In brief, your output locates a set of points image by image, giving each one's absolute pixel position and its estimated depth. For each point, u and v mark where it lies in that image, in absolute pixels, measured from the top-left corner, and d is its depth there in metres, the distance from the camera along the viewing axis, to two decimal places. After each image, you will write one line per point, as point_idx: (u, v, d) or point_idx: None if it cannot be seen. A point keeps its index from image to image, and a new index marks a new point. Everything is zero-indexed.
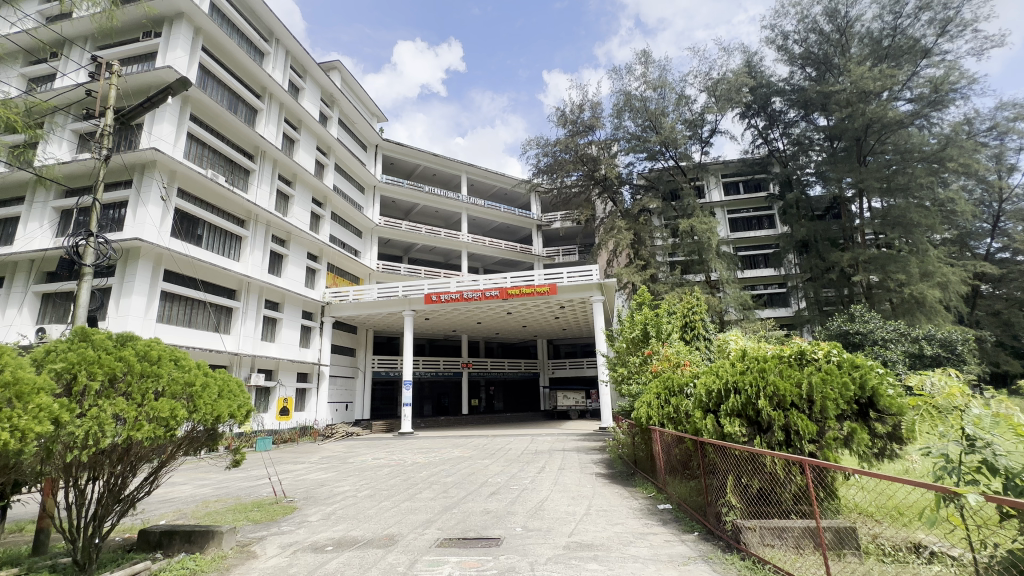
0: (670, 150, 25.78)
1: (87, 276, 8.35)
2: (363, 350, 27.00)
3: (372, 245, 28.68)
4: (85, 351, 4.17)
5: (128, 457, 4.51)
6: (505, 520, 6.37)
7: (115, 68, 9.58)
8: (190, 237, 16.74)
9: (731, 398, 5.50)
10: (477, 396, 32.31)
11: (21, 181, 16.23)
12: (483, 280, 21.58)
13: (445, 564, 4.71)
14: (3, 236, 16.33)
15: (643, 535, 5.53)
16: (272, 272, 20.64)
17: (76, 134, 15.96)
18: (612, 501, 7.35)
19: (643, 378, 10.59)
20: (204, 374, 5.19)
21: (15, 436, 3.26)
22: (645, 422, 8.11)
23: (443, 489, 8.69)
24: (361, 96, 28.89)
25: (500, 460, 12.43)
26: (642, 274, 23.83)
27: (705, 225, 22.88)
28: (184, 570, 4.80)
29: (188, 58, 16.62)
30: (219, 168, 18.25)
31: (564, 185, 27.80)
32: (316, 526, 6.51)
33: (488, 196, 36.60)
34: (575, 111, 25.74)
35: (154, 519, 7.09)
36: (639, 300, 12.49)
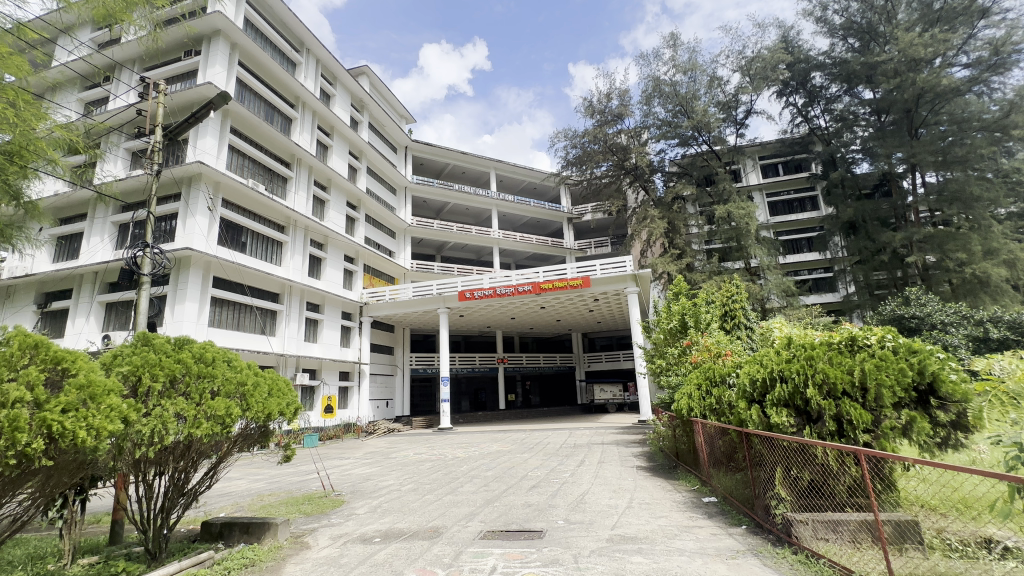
0: (703, 135, 25.06)
1: (145, 284, 8.83)
2: (400, 349, 27.50)
3: (405, 245, 29.26)
4: (147, 355, 4.44)
5: (189, 454, 4.82)
6: (547, 513, 6.37)
7: (161, 86, 9.94)
8: (235, 244, 17.54)
9: (777, 388, 5.31)
10: (514, 392, 32.52)
11: (84, 201, 17.47)
12: (515, 275, 21.53)
13: (490, 556, 4.77)
14: (70, 250, 17.60)
15: (688, 528, 5.42)
16: (312, 275, 21.38)
17: (129, 151, 16.96)
18: (655, 494, 7.23)
19: (682, 370, 10.38)
20: (254, 374, 5.46)
21: (90, 434, 3.43)
22: (686, 414, 7.97)
23: (484, 483, 8.79)
24: (390, 99, 29.41)
25: (539, 454, 12.45)
26: (677, 263, 23.31)
27: (742, 210, 22.13)
28: (244, 559, 5.04)
29: (226, 73, 17.35)
30: (259, 177, 19.01)
31: (594, 176, 27.27)
32: (363, 518, 6.73)
33: (518, 191, 36.51)
34: (603, 100, 25.32)
35: (215, 511, 7.51)
36: (676, 290, 12.19)
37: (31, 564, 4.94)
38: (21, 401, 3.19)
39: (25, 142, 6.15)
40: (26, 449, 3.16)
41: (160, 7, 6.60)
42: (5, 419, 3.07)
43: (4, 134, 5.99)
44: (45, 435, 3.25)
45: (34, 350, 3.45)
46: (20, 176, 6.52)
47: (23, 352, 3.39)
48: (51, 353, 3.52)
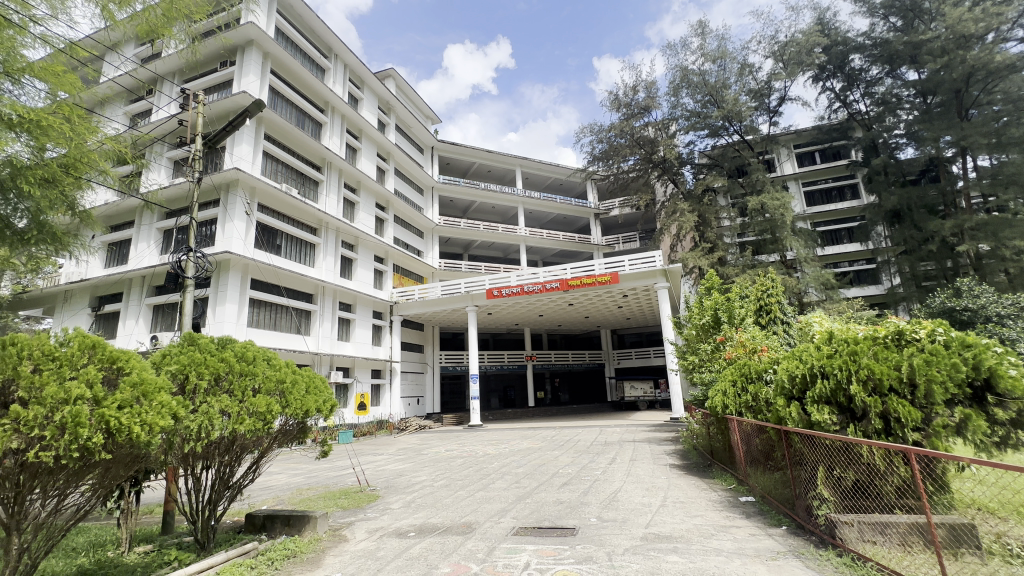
0: (734, 124, 24.38)
1: (189, 286, 9.23)
2: (430, 347, 27.87)
3: (433, 244, 29.60)
4: (194, 354, 4.65)
5: (234, 448, 5.04)
6: (579, 511, 6.35)
7: (200, 96, 10.33)
8: (271, 247, 18.15)
9: (818, 384, 5.12)
10: (543, 389, 32.53)
11: (132, 209, 18.43)
12: (543, 272, 21.48)
13: (523, 552, 4.78)
14: (120, 256, 18.60)
15: (726, 528, 5.30)
16: (344, 275, 21.92)
17: (171, 160, 17.75)
18: (690, 492, 7.11)
19: (716, 366, 10.14)
20: (293, 371, 5.67)
21: (144, 430, 3.62)
22: (721, 412, 7.78)
23: (516, 479, 8.83)
24: (416, 101, 29.78)
25: (569, 451, 12.42)
26: (709, 257, 22.73)
27: (777, 201, 21.40)
28: (286, 550, 5.23)
29: (259, 82, 17.93)
30: (292, 182, 19.60)
31: (621, 170, 26.84)
32: (398, 513, 6.88)
33: (544, 188, 36.37)
34: (629, 93, 24.92)
35: (258, 504, 7.83)
36: (708, 285, 11.91)
37: (93, 551, 5.29)
38: (83, 398, 3.40)
39: (79, 155, 6.49)
40: (88, 444, 3.36)
41: (198, 21, 6.85)
42: (68, 414, 3.28)
43: (61, 148, 6.34)
44: (104, 429, 3.45)
45: (92, 350, 3.67)
46: (75, 187, 6.89)
47: (83, 351, 3.61)
48: (107, 353, 3.74)
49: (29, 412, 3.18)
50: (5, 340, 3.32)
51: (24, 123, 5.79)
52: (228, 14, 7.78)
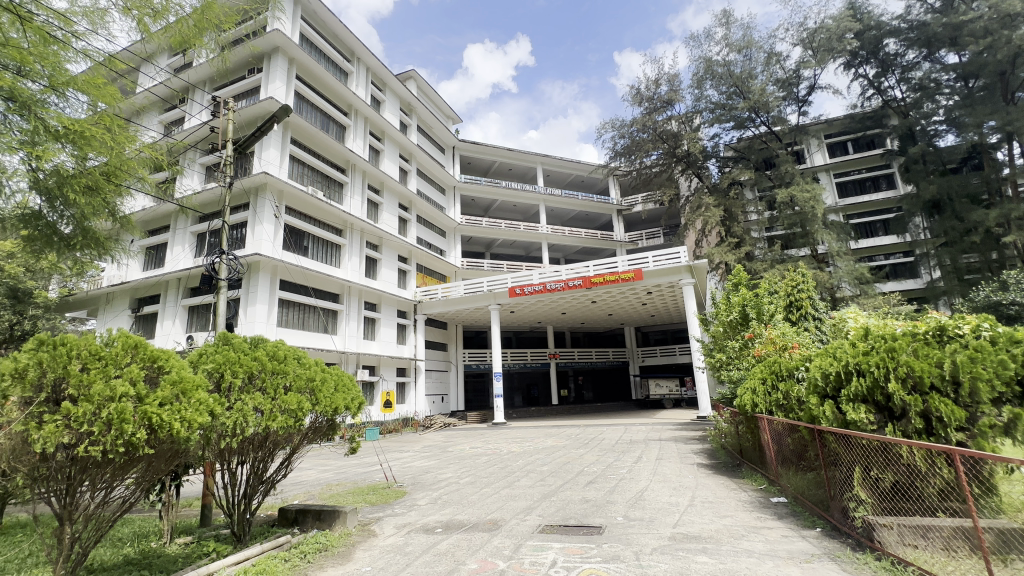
0: (761, 115, 23.75)
1: (223, 287, 9.53)
2: (454, 345, 28.09)
3: (456, 243, 29.79)
4: (228, 354, 4.80)
5: (267, 444, 5.19)
6: (605, 509, 6.31)
7: (230, 103, 10.64)
8: (299, 249, 18.60)
9: (854, 383, 4.94)
10: (566, 387, 32.44)
11: (168, 214, 19.15)
12: (565, 270, 21.40)
13: (549, 550, 4.79)
14: (157, 259, 19.38)
15: (756, 528, 5.19)
16: (369, 275, 22.29)
17: (203, 166, 18.37)
18: (719, 492, 6.97)
19: (744, 364, 9.91)
20: (322, 369, 5.81)
21: (184, 426, 3.77)
22: (750, 410, 7.60)
23: (541, 477, 8.84)
24: (437, 101, 30.03)
25: (595, 449, 12.35)
26: (735, 252, 22.18)
27: (807, 193, 20.76)
28: (318, 544, 5.37)
29: (285, 88, 18.38)
30: (317, 184, 20.02)
31: (643, 166, 26.46)
32: (425, 509, 6.97)
33: (565, 185, 36.17)
34: (651, 87, 24.54)
35: (290, 499, 8.06)
36: (735, 281, 11.63)
37: (137, 542, 5.55)
38: (127, 395, 3.56)
39: (119, 163, 6.74)
40: (132, 439, 3.52)
41: (227, 30, 7.06)
42: (114, 411, 3.44)
43: (102, 156, 6.58)
44: (146, 426, 3.61)
45: (134, 349, 3.84)
46: (116, 195, 7.19)
47: (127, 351, 3.78)
48: (149, 353, 3.90)
49: (79, 409, 3.35)
50: (55, 341, 3.49)
51: (69, 134, 6.05)
52: (255, 23, 8.01)
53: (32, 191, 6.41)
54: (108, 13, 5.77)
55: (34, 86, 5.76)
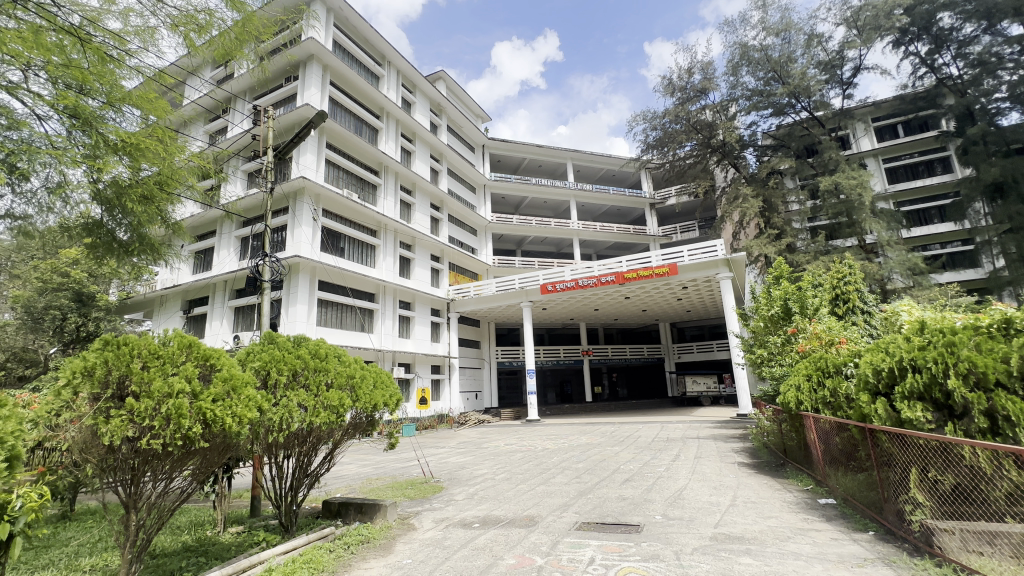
0: (801, 101, 22.76)
1: (267, 289, 9.91)
2: (487, 342, 28.28)
3: (487, 242, 29.94)
4: (274, 352, 5.01)
5: (311, 439, 5.39)
6: (643, 508, 6.22)
7: (270, 111, 11.05)
8: (336, 250, 19.17)
9: (909, 379, 4.67)
10: (600, 384, 32.18)
11: (215, 219, 20.11)
12: (597, 266, 21.17)
13: (587, 547, 4.77)
14: (205, 262, 20.41)
15: (803, 531, 4.99)
16: (403, 274, 22.73)
17: (246, 172, 19.18)
18: (762, 492, 6.75)
19: (787, 360, 9.56)
20: (362, 367, 5.99)
21: (235, 421, 3.97)
22: (795, 408, 7.31)
23: (576, 474, 8.81)
24: (467, 101, 30.25)
25: (630, 447, 12.20)
26: (776, 244, 21.35)
27: (853, 180, 19.75)
28: (360, 536, 5.53)
29: (321, 94, 18.96)
30: (352, 187, 20.55)
31: (676, 157, 25.83)
32: (462, 504, 7.07)
33: (596, 180, 35.72)
34: (683, 76, 23.92)
35: (333, 492, 8.36)
36: (776, 274, 11.20)
37: (194, 530, 5.89)
38: (183, 392, 3.77)
39: (171, 173, 7.09)
40: (189, 433, 3.73)
41: (266, 41, 7.33)
42: (172, 407, 3.65)
43: (154, 166, 6.90)
44: (201, 420, 3.82)
45: (189, 348, 4.06)
46: (168, 203, 7.60)
47: (182, 350, 4.00)
48: (202, 351, 4.12)
49: (141, 404, 3.58)
50: (118, 341, 3.72)
51: (124, 146, 6.41)
52: (291, 33, 8.30)
53: (93, 202, 6.85)
54: (157, 30, 6.09)
55: (94, 103, 6.13)
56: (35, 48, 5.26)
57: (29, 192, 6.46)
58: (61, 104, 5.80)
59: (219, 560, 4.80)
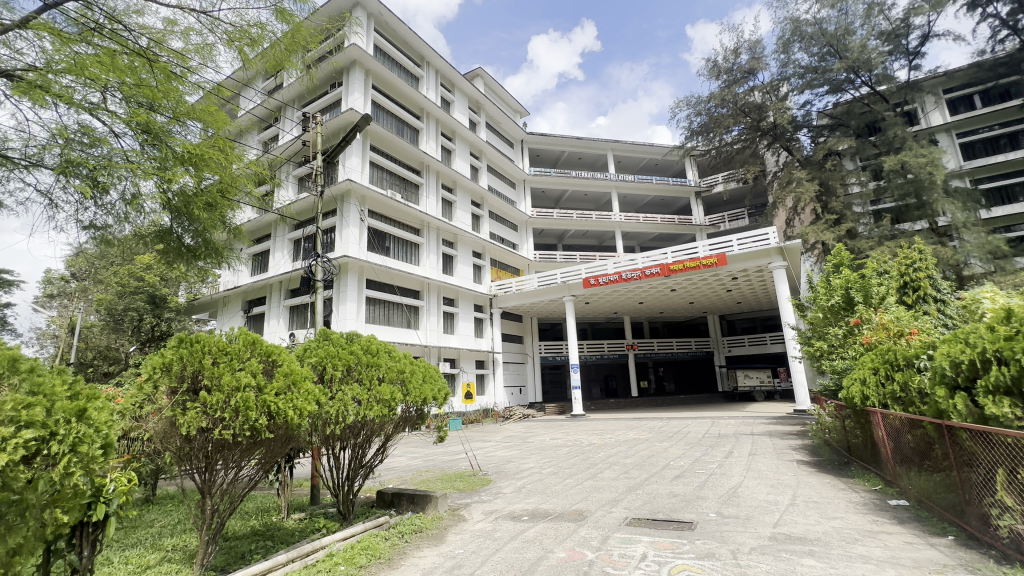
0: (861, 75, 21.26)
1: (320, 288, 10.34)
2: (530, 337, 28.33)
3: (528, 237, 29.94)
4: (329, 348, 5.24)
5: (365, 432, 5.60)
6: (696, 505, 6.07)
7: (319, 118, 11.51)
8: (382, 249, 19.76)
9: (991, 372, 4.28)
10: (646, 378, 31.61)
11: (270, 223, 21.20)
12: (641, 258, 20.69)
13: (638, 543, 4.71)
14: (262, 264, 21.61)
15: (873, 533, 4.70)
16: (446, 271, 23.14)
17: (297, 177, 20.09)
18: (825, 492, 6.41)
19: (850, 352, 9.01)
20: (411, 362, 6.17)
21: (296, 414, 4.20)
22: (860, 403, 6.88)
23: (624, 469, 8.69)
24: (504, 96, 30.27)
25: (680, 442, 11.91)
26: (835, 230, 20.07)
27: (923, 158, 18.23)
28: (414, 525, 5.71)
29: (364, 98, 19.55)
30: (395, 187, 21.08)
31: (723, 143, 24.77)
32: (510, 497, 7.15)
33: (638, 170, 34.88)
34: (729, 57, 22.89)
35: (386, 482, 8.69)
36: (836, 261, 10.55)
37: (261, 515, 6.28)
38: (249, 385, 4.01)
39: (230, 181, 7.51)
40: (256, 425, 3.98)
41: (312, 49, 7.60)
42: (240, 400, 3.90)
43: (216, 176, 7.37)
44: (266, 412, 4.05)
45: (253, 345, 4.32)
46: (230, 209, 8.11)
47: (247, 347, 4.27)
48: (264, 348, 4.37)
49: (213, 398, 3.83)
50: (192, 339, 4.02)
51: (190, 157, 6.85)
52: (336, 40, 8.53)
53: (162, 212, 7.35)
54: (215, 47, 6.44)
55: (162, 118, 6.58)
56: (111, 71, 5.72)
57: (108, 205, 6.94)
58: (134, 121, 6.22)
59: (285, 544, 5.10)
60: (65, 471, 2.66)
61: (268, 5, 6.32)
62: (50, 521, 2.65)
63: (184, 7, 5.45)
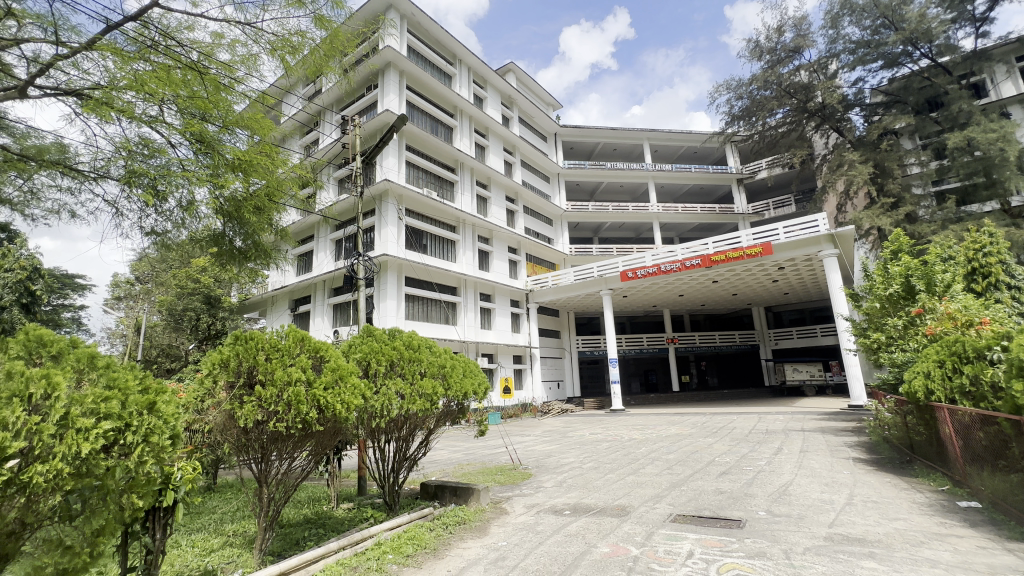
0: (921, 47, 19.79)
1: (362, 286, 10.64)
2: (567, 332, 28.16)
3: (563, 231, 29.71)
4: (373, 343, 5.39)
5: (408, 425, 5.74)
6: (744, 502, 5.88)
7: (357, 120, 11.80)
8: (419, 247, 20.12)
9: None
10: (688, 372, 30.86)
11: (313, 224, 21.98)
12: (681, 249, 20.13)
13: (684, 540, 4.61)
14: (306, 264, 22.47)
15: (940, 536, 4.41)
16: (482, 267, 23.33)
17: (337, 179, 20.73)
18: (885, 492, 6.06)
19: (911, 344, 8.47)
20: (451, 357, 6.27)
21: (344, 407, 4.36)
22: (924, 398, 6.46)
23: (668, 465, 8.51)
24: (537, 90, 30.09)
25: (725, 438, 11.55)
26: (892, 214, 18.84)
27: (992, 133, 16.80)
28: (457, 517, 5.81)
29: (398, 99, 19.91)
30: (431, 185, 21.41)
31: (767, 127, 23.68)
32: (551, 491, 7.16)
33: (676, 159, 33.90)
34: (773, 36, 21.80)
35: (429, 475, 8.89)
36: (894, 247, 9.90)
37: (312, 504, 6.56)
38: (300, 380, 4.18)
39: (276, 185, 7.83)
40: (307, 418, 4.15)
41: (349, 54, 7.80)
42: (291, 394, 4.07)
43: (263, 180, 7.70)
44: (316, 406, 4.22)
45: (302, 342, 4.50)
46: (276, 212, 8.47)
47: (296, 344, 4.45)
48: (313, 344, 4.54)
49: (267, 391, 4.03)
50: (246, 336, 4.21)
51: (240, 163, 7.19)
52: (370, 43, 8.65)
53: (215, 218, 7.73)
54: (259, 56, 6.72)
55: (214, 127, 6.86)
56: (166, 85, 6.03)
57: (167, 212, 7.36)
58: (188, 131, 6.54)
59: (336, 532, 5.32)
60: (139, 460, 2.84)
61: (308, 13, 6.56)
62: (128, 506, 2.85)
63: (230, 20, 5.72)
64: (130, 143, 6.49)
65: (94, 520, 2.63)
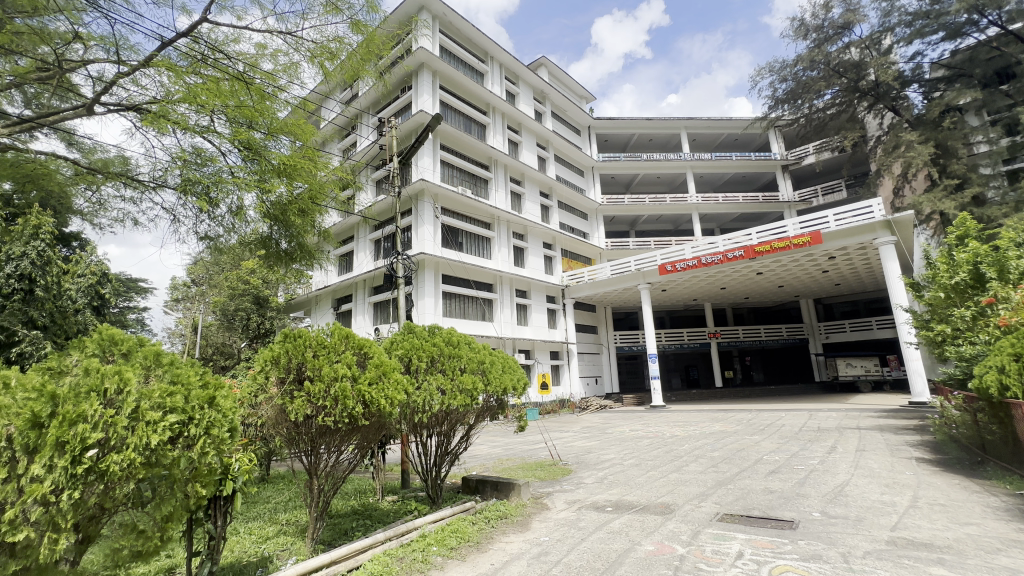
0: (988, 14, 18.22)
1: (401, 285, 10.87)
2: (604, 327, 27.80)
3: (599, 225, 29.31)
4: (414, 340, 5.50)
5: (450, 420, 5.82)
6: (797, 502, 5.64)
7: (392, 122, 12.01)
8: (455, 245, 20.37)
9: None
10: (732, 368, 29.88)
11: (353, 225, 22.65)
12: (722, 240, 19.48)
13: (733, 540, 4.47)
14: (348, 264, 23.20)
15: (1021, 543, 4.06)
16: (517, 263, 23.38)
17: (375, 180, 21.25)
18: (954, 494, 5.66)
19: (980, 336, 7.86)
20: (490, 353, 6.31)
21: (387, 402, 4.47)
22: (998, 395, 5.98)
23: (713, 463, 8.27)
24: (569, 83, 29.76)
25: (773, 436, 11.12)
26: (957, 197, 17.50)
27: None
28: (499, 512, 5.86)
29: (432, 99, 20.17)
30: (466, 183, 21.61)
31: (813, 110, 22.51)
32: (592, 487, 7.10)
33: (716, 147, 32.76)
34: (819, 13, 20.64)
35: (470, 469, 9.01)
36: (960, 232, 9.18)
37: (359, 496, 6.79)
38: (345, 376, 4.32)
39: (317, 188, 8.08)
40: (353, 413, 4.28)
41: (384, 57, 7.95)
42: (338, 390, 4.21)
43: (305, 184, 7.97)
44: (362, 401, 4.34)
45: (346, 339, 4.64)
46: (318, 215, 8.76)
47: (341, 341, 4.60)
48: (357, 341, 4.69)
49: (315, 387, 4.18)
50: (294, 334, 4.37)
51: (284, 168, 7.45)
52: (405, 45, 8.75)
53: (262, 222, 8.09)
54: (299, 64, 6.96)
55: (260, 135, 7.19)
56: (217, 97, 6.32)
57: (219, 218, 7.73)
58: (236, 139, 6.85)
59: (382, 524, 5.48)
60: (201, 451, 2.98)
61: (345, 19, 6.72)
62: (192, 494, 3.00)
63: (272, 31, 5.96)
64: (185, 153, 6.87)
65: (163, 507, 2.80)
